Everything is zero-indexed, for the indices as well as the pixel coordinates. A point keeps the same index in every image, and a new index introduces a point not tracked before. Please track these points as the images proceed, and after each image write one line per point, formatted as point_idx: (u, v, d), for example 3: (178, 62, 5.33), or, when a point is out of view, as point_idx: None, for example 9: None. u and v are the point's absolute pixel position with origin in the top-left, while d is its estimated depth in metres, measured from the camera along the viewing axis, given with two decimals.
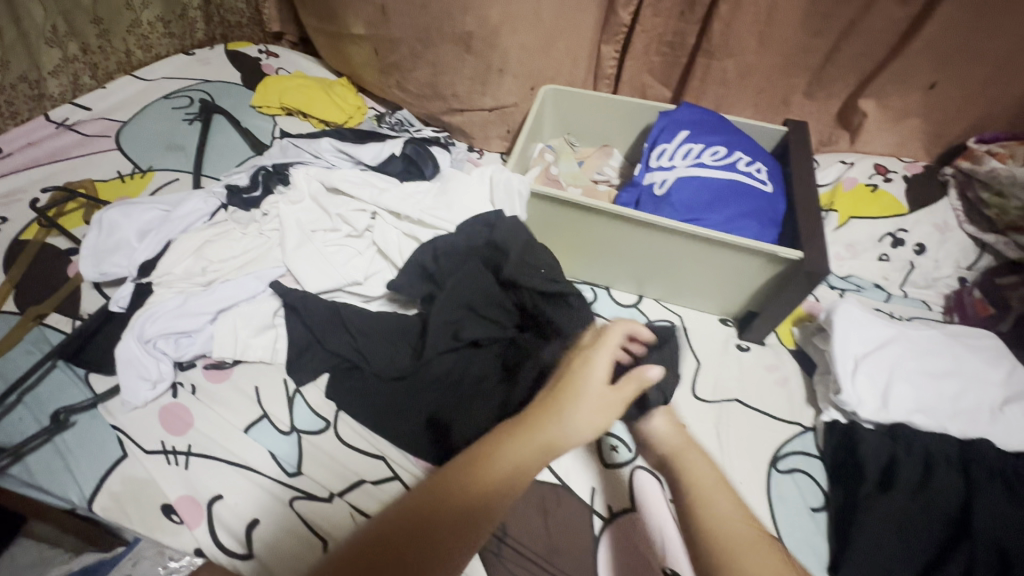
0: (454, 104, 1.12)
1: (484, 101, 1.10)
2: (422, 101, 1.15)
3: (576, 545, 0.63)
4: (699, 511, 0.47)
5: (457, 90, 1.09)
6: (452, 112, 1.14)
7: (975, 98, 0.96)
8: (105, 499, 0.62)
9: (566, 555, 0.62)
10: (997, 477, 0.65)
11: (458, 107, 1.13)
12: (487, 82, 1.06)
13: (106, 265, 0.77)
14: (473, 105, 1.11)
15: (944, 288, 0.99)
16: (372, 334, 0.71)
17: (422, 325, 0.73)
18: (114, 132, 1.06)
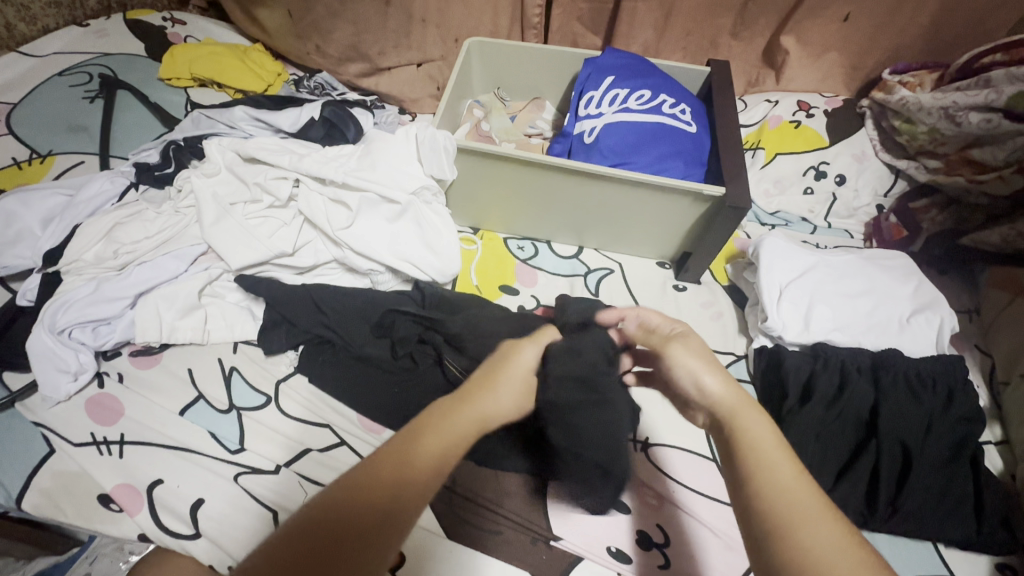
0: (381, 63, 1.08)
1: (411, 56, 1.08)
2: (345, 64, 1.10)
3: (527, 486, 0.65)
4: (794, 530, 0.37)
5: (383, 49, 1.06)
6: (378, 73, 1.10)
7: (885, 29, 0.99)
8: (35, 496, 0.59)
9: (514, 495, 0.65)
10: (903, 382, 0.71)
11: (384, 66, 1.09)
12: (411, 34, 1.04)
13: (8, 257, 0.72)
14: (402, 60, 1.08)
15: (864, 217, 1.03)
16: (305, 303, 0.72)
17: (359, 293, 0.73)
18: (5, 116, 0.97)
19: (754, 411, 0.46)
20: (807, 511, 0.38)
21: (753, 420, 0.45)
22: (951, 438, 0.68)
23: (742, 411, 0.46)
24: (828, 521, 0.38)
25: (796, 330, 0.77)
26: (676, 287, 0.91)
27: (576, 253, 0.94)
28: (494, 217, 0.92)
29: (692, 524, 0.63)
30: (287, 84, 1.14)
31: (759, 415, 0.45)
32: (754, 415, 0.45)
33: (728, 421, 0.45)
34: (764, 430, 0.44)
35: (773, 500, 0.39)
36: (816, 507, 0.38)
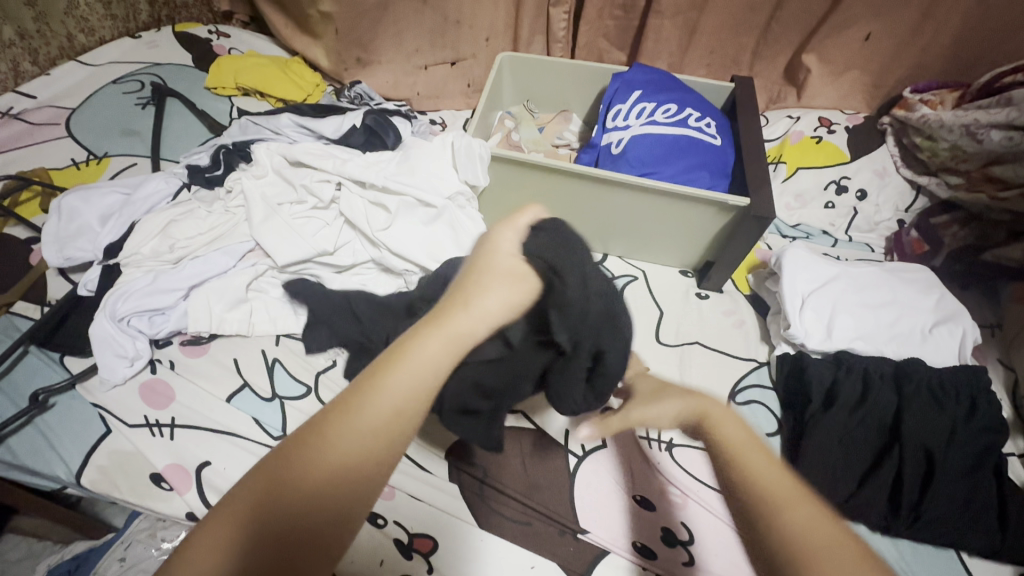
0: (418, 61, 1.16)
1: (445, 54, 1.16)
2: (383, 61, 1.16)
3: (555, 480, 0.67)
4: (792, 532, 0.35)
5: (420, 46, 1.14)
6: (415, 71, 1.18)
7: (906, 48, 1.02)
8: (92, 473, 0.63)
9: (542, 487, 0.67)
10: (926, 391, 0.72)
11: (421, 64, 1.17)
12: (446, 33, 1.12)
13: (71, 250, 0.77)
14: (437, 58, 1.16)
15: (885, 231, 1.04)
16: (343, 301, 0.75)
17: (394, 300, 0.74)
18: (64, 120, 1.03)
19: (734, 417, 0.44)
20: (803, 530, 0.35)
21: (726, 427, 0.43)
22: (973, 447, 0.69)
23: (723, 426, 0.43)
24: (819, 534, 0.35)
25: (818, 338, 0.79)
26: (699, 295, 0.93)
27: (600, 260, 0.97)
28: None
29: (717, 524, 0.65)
30: (326, 94, 1.20)
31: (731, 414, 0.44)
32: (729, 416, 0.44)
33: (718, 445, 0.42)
34: (734, 427, 0.42)
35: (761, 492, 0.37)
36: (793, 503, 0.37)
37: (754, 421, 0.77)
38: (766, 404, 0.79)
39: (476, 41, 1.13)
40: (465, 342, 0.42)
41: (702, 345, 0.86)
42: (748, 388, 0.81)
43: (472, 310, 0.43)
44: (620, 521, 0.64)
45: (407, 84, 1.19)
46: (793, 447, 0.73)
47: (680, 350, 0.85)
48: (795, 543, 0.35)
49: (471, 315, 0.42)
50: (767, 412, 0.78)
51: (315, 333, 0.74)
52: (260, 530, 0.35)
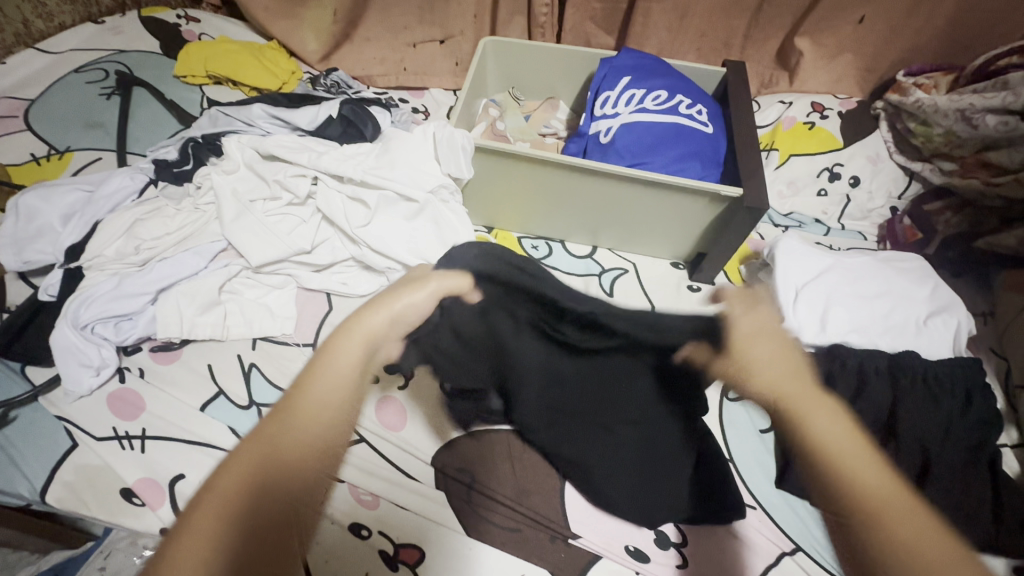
0: (407, 38, 1.13)
1: (434, 32, 1.12)
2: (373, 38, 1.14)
3: (542, 483, 0.65)
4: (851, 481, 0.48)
5: (408, 22, 1.11)
6: (404, 47, 1.14)
7: (901, 30, 0.99)
8: (58, 489, 0.60)
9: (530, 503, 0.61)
10: (921, 385, 0.71)
11: (410, 41, 1.14)
12: (434, 9, 1.09)
13: (30, 253, 0.73)
14: (426, 36, 1.13)
15: (877, 219, 1.02)
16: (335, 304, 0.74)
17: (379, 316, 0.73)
18: (22, 112, 0.97)
19: (808, 400, 0.56)
20: (884, 500, 0.45)
21: (817, 419, 0.53)
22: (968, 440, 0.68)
23: (804, 405, 0.55)
24: (909, 513, 0.45)
25: (813, 331, 0.77)
26: (690, 288, 0.90)
27: (590, 253, 0.94)
28: (508, 217, 0.93)
29: (722, 530, 0.65)
30: (302, 83, 1.14)
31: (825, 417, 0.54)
32: (871, 464, 0.50)
33: (794, 412, 0.54)
34: (870, 466, 0.49)
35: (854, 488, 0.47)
36: (886, 494, 0.46)
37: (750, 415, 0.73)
38: None
39: (463, 19, 1.10)
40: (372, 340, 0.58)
41: None
42: None
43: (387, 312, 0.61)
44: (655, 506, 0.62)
45: (394, 59, 1.15)
46: None
47: None
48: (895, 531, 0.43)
49: (361, 342, 0.57)
50: None
51: None
52: (245, 517, 0.43)
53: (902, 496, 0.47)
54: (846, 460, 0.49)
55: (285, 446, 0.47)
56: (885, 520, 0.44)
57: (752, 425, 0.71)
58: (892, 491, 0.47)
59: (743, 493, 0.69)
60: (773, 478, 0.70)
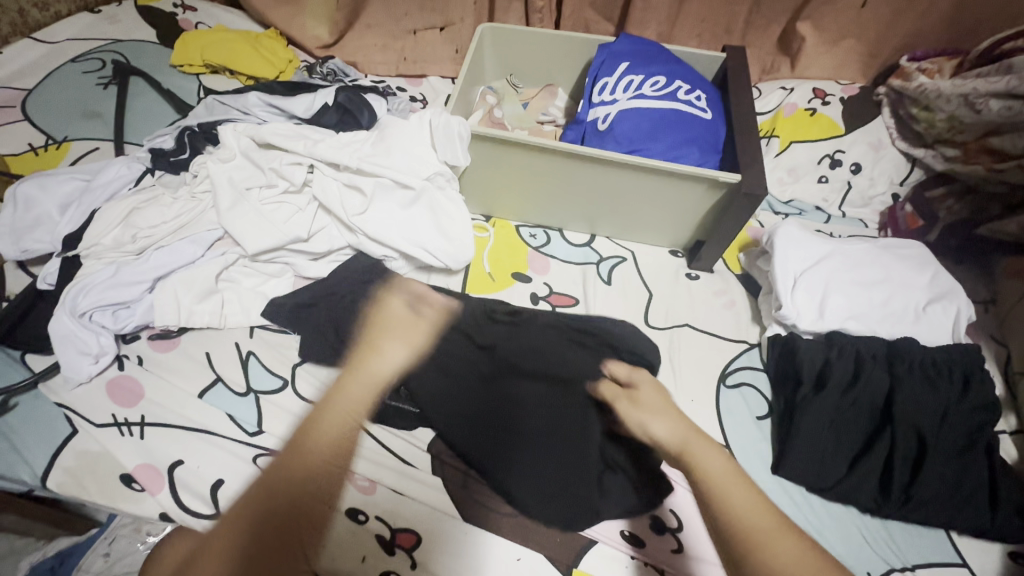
0: (408, 25, 1.12)
1: (434, 18, 1.11)
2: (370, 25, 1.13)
3: None
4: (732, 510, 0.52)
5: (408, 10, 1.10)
6: (404, 35, 1.13)
7: (905, 14, 0.97)
8: (59, 475, 0.61)
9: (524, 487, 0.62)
10: (920, 371, 0.71)
11: (410, 28, 1.12)
12: None
13: (27, 242, 0.73)
14: (425, 23, 1.11)
15: (879, 206, 1.02)
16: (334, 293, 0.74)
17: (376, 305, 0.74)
18: (20, 102, 0.97)
19: (707, 443, 0.59)
20: (761, 531, 0.50)
21: (710, 457, 0.57)
22: (966, 427, 0.68)
23: (693, 446, 0.59)
24: (787, 539, 0.50)
25: (810, 318, 0.77)
26: (689, 276, 0.90)
27: (588, 241, 0.94)
28: (506, 205, 0.92)
29: None
30: (299, 71, 1.13)
31: (712, 448, 0.58)
32: (711, 450, 0.58)
33: (687, 454, 0.58)
34: (718, 461, 0.57)
35: (739, 525, 0.51)
36: (774, 530, 0.50)
37: (745, 404, 0.76)
38: (756, 386, 0.78)
39: (463, 5, 1.08)
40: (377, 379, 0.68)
41: (692, 327, 0.84)
42: (738, 370, 0.79)
43: (381, 357, 0.69)
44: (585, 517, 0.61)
45: (396, 47, 1.14)
46: (783, 429, 0.71)
47: (670, 333, 0.83)
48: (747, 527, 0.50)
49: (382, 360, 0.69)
50: (757, 395, 0.77)
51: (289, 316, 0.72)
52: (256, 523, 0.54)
53: (779, 524, 0.51)
54: (729, 499, 0.53)
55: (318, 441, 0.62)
56: (765, 548, 0.48)
57: (749, 412, 0.75)
58: (774, 527, 0.50)
59: None
60: (769, 465, 0.70)
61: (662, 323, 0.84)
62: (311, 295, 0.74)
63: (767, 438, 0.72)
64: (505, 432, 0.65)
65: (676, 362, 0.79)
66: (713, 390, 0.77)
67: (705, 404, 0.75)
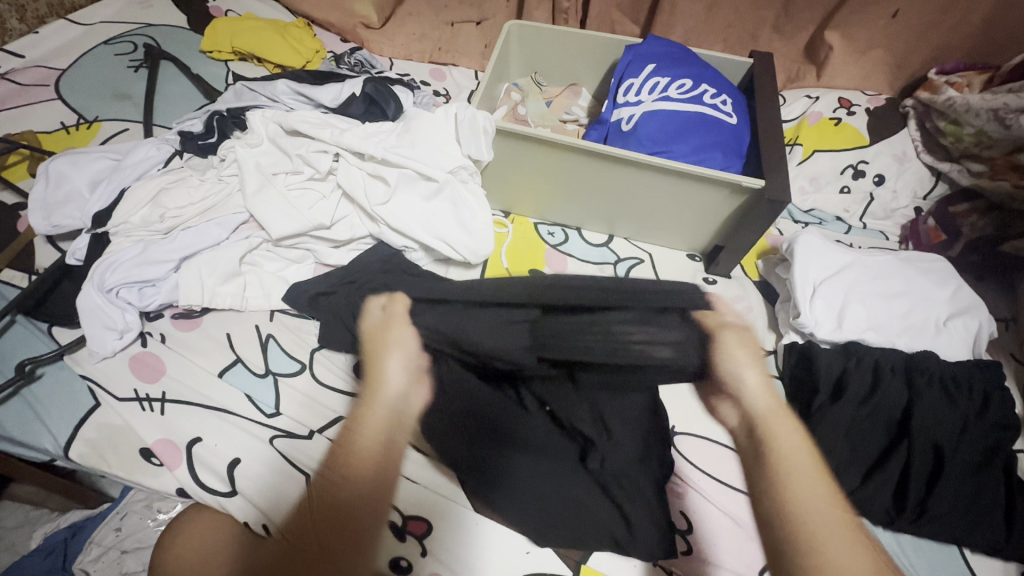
0: (447, 16, 1.14)
1: (471, 13, 1.13)
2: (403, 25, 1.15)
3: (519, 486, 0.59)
4: (780, 487, 0.49)
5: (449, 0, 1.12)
6: (442, 25, 1.15)
7: (936, 27, 0.96)
8: (81, 446, 0.62)
9: (520, 484, 0.59)
10: (938, 385, 0.70)
11: (449, 20, 1.14)
12: None
13: (58, 217, 0.74)
14: (463, 15, 1.14)
15: (900, 219, 1.01)
16: (354, 282, 0.75)
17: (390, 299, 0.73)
18: (54, 80, 0.99)
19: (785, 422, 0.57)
20: (825, 529, 0.46)
21: (785, 434, 0.55)
22: (983, 443, 0.67)
23: (775, 421, 0.56)
24: (846, 541, 0.47)
25: (829, 327, 0.76)
26: (706, 280, 0.90)
27: (606, 242, 0.94)
28: (525, 202, 0.93)
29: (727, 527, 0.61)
30: (326, 61, 1.13)
31: (793, 433, 0.55)
32: (787, 428, 0.56)
33: (765, 432, 0.55)
34: (792, 444, 0.54)
35: (803, 527, 0.46)
36: (836, 522, 0.48)
37: None
38: None
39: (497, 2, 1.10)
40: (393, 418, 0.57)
41: None
42: None
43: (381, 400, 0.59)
44: (588, 537, 0.60)
45: (432, 37, 1.15)
46: None
47: None
48: (806, 517, 0.47)
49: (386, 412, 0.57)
50: None
51: (308, 300, 0.73)
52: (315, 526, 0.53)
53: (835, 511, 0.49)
54: (792, 484, 0.49)
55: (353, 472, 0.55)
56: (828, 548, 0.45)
57: None
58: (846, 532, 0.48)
59: None
60: None
61: None
62: (330, 282, 0.75)
63: None
64: (496, 439, 0.58)
65: None
66: None
67: None
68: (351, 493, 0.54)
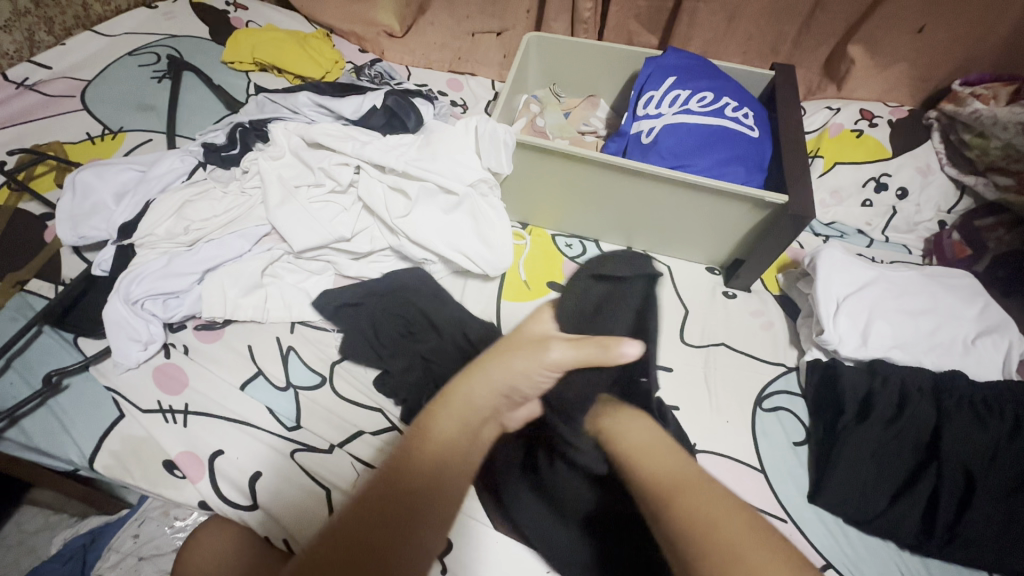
0: (466, 27, 1.14)
1: (491, 24, 1.13)
2: (422, 36, 1.16)
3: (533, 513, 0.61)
4: (669, 514, 0.50)
5: (470, 11, 1.12)
6: (462, 35, 1.15)
7: (962, 40, 0.95)
8: (105, 457, 0.62)
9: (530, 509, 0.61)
10: (968, 406, 0.69)
11: (469, 30, 1.15)
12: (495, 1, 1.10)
13: (85, 228, 0.75)
14: (484, 26, 1.14)
15: (923, 233, 0.99)
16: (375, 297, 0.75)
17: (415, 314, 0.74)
18: (80, 91, 1.01)
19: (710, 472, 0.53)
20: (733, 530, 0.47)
21: (650, 460, 0.57)
22: (1017, 467, 0.65)
23: (649, 448, 0.59)
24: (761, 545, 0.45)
25: (853, 345, 0.75)
26: (726, 294, 0.89)
27: (624, 254, 0.94)
28: (543, 213, 0.92)
29: None
30: (345, 72, 1.14)
31: (661, 452, 0.58)
32: (668, 453, 0.58)
33: (666, 490, 0.53)
34: (664, 464, 0.56)
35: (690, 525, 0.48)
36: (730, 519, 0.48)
37: (782, 428, 0.74)
38: (795, 411, 0.76)
39: (517, 13, 1.11)
40: (475, 403, 0.61)
41: (728, 347, 0.83)
42: (777, 394, 0.78)
43: (473, 383, 0.63)
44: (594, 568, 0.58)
45: (452, 47, 1.16)
46: (821, 458, 0.70)
47: (705, 352, 0.82)
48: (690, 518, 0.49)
49: (485, 389, 0.62)
50: (794, 420, 0.75)
51: (331, 312, 0.74)
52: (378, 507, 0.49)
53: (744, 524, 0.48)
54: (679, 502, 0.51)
55: (427, 443, 0.56)
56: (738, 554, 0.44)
57: (786, 437, 0.74)
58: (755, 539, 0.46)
59: (774, 506, 0.68)
60: (806, 493, 0.69)
61: (698, 341, 0.83)
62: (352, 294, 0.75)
63: (804, 465, 0.71)
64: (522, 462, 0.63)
65: (711, 380, 0.78)
66: (750, 413, 0.75)
67: (740, 426, 0.74)
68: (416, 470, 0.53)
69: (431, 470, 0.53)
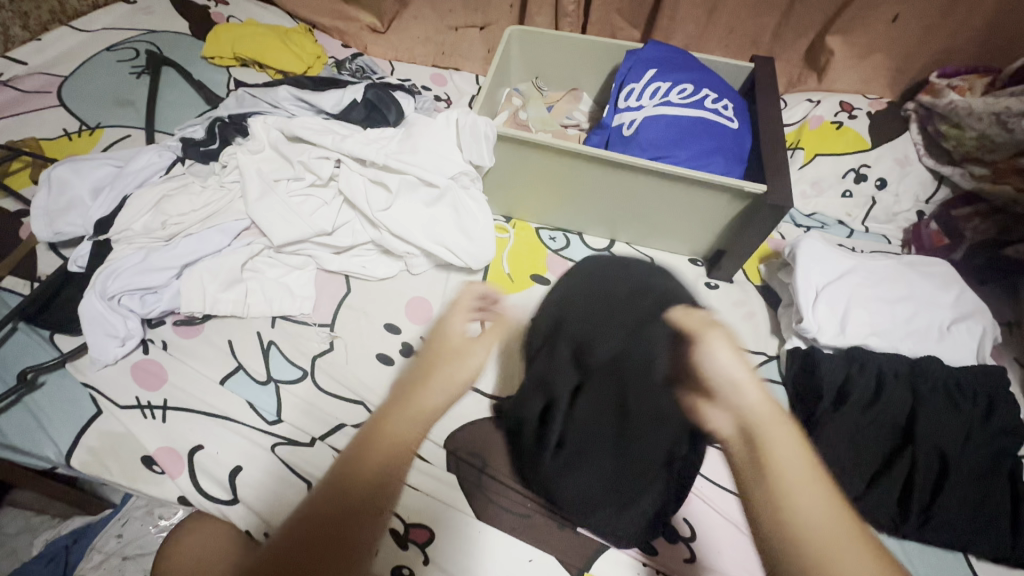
0: (449, 21, 1.14)
1: (474, 18, 1.13)
2: (405, 31, 1.16)
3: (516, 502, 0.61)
4: (776, 501, 0.40)
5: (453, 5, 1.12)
6: (445, 30, 1.15)
7: (938, 31, 0.96)
8: (82, 454, 0.62)
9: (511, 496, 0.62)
10: (941, 390, 0.70)
11: (452, 24, 1.14)
12: None
13: (61, 224, 0.74)
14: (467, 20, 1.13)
15: (903, 223, 1.00)
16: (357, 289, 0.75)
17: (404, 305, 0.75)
18: (56, 87, 1.00)
19: (785, 424, 0.44)
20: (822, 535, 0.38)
21: (783, 441, 0.42)
22: (988, 450, 0.66)
23: (767, 425, 0.43)
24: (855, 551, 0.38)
25: (832, 333, 0.76)
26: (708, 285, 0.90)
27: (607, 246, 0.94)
28: (526, 207, 0.93)
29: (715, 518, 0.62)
30: (327, 67, 1.13)
31: (787, 430, 0.43)
32: (790, 435, 0.43)
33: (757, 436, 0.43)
34: (791, 452, 0.42)
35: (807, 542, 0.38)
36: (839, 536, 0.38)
37: None
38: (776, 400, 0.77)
39: (501, 7, 1.10)
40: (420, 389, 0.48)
41: None
42: None
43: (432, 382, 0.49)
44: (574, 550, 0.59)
45: (436, 41, 1.16)
46: None
47: None
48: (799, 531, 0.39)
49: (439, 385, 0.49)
50: None
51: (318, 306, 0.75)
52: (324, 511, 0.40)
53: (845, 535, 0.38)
54: (790, 492, 0.40)
55: (409, 420, 0.46)
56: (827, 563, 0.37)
57: None
58: (837, 528, 0.38)
59: None
60: None
61: None
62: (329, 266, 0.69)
63: None
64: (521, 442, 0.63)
65: None
66: None
67: None
68: (389, 440, 0.44)
69: (390, 456, 0.44)
